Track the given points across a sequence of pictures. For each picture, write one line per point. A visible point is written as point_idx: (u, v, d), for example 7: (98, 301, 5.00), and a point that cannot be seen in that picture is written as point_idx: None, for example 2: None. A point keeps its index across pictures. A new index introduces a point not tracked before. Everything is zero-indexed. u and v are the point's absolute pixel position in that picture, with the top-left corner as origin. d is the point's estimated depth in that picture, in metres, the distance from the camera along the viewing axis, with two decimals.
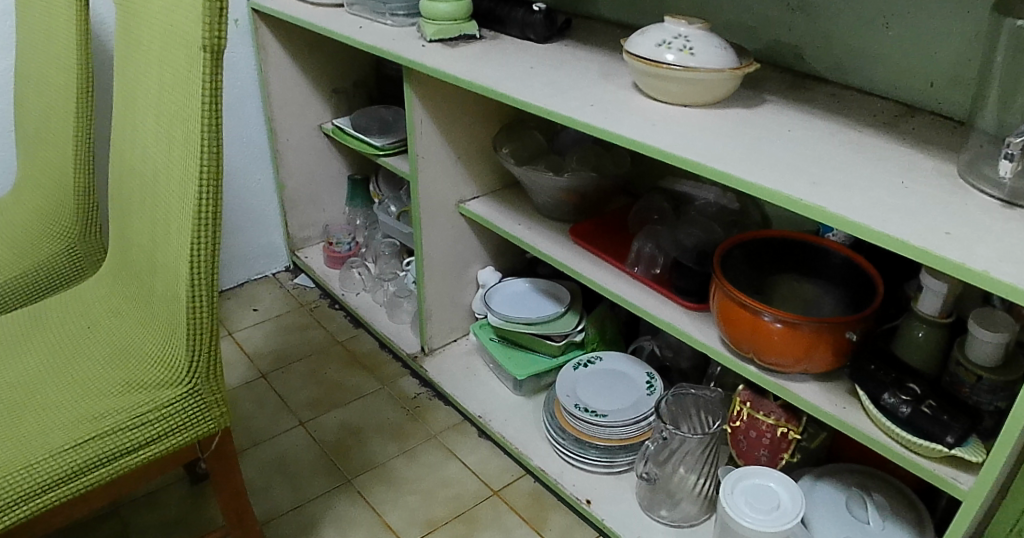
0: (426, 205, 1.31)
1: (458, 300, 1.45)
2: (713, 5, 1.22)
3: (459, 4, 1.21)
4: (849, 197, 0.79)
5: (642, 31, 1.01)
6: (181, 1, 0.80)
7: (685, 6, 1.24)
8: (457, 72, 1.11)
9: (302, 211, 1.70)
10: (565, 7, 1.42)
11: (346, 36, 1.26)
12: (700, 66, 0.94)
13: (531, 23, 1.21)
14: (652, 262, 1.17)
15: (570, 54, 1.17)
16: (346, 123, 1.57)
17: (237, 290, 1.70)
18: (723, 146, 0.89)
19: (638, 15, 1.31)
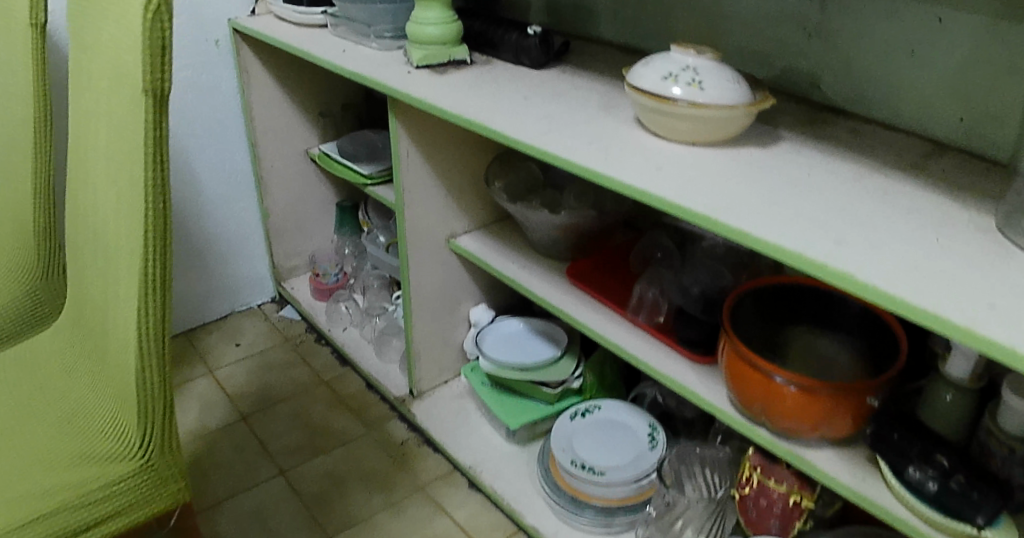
0: (412, 241, 1.22)
1: (449, 340, 1.36)
2: (721, 29, 1.12)
3: (449, 27, 1.12)
4: (875, 258, 0.70)
5: (646, 61, 0.91)
6: (124, 35, 0.72)
7: (692, 29, 1.15)
8: (443, 103, 1.02)
9: (288, 239, 1.61)
10: (562, 27, 1.32)
11: (328, 62, 1.17)
12: (710, 102, 0.84)
13: (525, 47, 1.11)
14: (655, 308, 1.08)
15: (567, 80, 1.07)
16: (333, 149, 1.48)
17: (220, 323, 1.62)
18: (735, 193, 0.80)
19: (641, 36, 1.21)
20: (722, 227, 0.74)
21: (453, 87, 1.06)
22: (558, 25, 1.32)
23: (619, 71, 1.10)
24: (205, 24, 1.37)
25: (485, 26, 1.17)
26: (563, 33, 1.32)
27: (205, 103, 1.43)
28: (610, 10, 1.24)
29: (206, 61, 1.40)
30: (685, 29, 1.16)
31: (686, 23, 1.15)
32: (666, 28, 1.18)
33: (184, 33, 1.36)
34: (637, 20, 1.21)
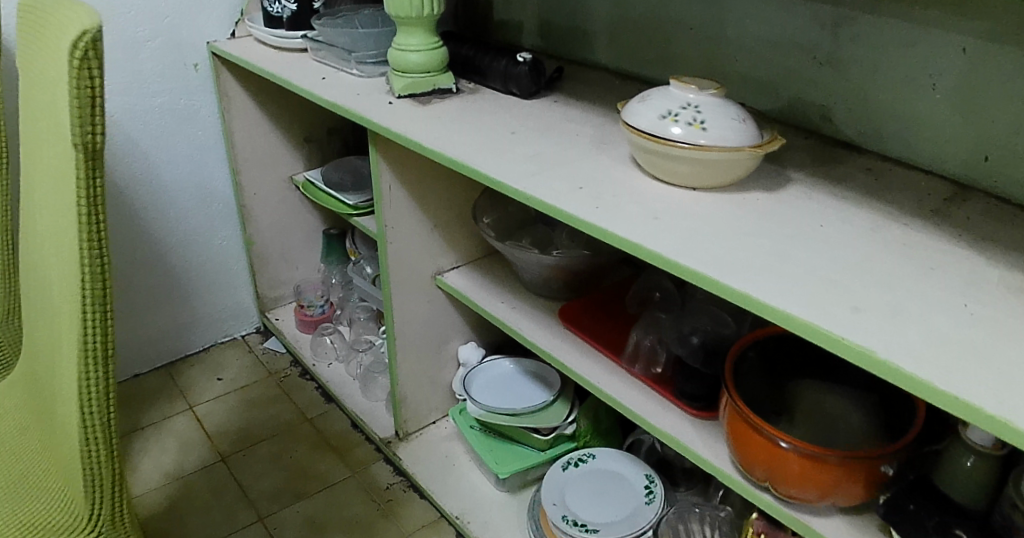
0: (396, 278, 1.15)
1: (436, 379, 1.30)
2: (723, 56, 1.05)
3: (432, 54, 1.04)
4: (893, 328, 0.62)
5: (643, 96, 0.83)
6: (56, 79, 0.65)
7: (692, 56, 1.08)
8: (423, 138, 0.94)
9: (272, 268, 1.55)
10: (555, 51, 1.24)
11: (306, 91, 1.10)
12: (717, 144, 0.76)
13: (514, 75, 1.02)
14: (652, 358, 1.01)
15: (556, 110, 1.00)
16: (317, 176, 1.42)
17: (201, 356, 1.56)
18: (736, 248, 0.72)
19: (638, 61, 1.14)
20: (723, 290, 0.67)
21: (435, 120, 0.99)
22: (549, 48, 1.24)
23: (615, 100, 1.03)
24: (183, 48, 1.32)
25: (473, 53, 1.09)
26: (555, 57, 1.24)
27: (183, 130, 1.38)
28: (605, 34, 1.16)
29: (185, 86, 1.34)
30: (685, 54, 1.08)
31: (686, 49, 1.08)
32: (664, 54, 1.10)
33: (161, 58, 1.30)
34: (634, 44, 1.13)
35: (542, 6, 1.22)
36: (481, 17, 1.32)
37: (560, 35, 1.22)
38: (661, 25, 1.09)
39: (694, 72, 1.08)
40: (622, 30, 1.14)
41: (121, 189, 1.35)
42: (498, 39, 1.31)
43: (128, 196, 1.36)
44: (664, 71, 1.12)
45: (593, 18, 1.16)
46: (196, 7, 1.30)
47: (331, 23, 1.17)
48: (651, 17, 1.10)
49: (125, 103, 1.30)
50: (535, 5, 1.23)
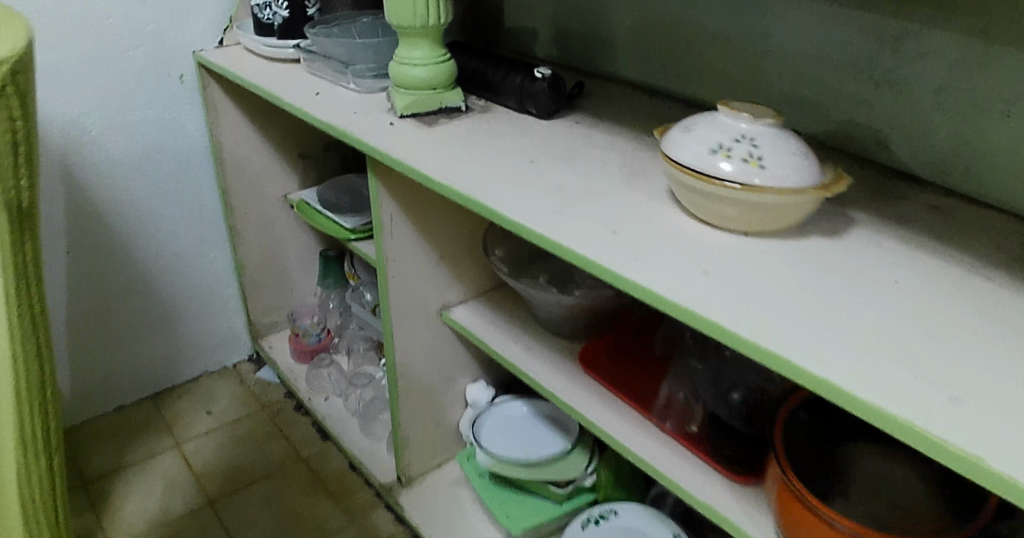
0: (397, 315, 1.05)
1: (441, 420, 1.19)
2: (763, 73, 0.93)
3: (439, 68, 0.92)
4: (1004, 422, 0.50)
5: (685, 123, 0.71)
6: None
7: (728, 72, 0.96)
8: (428, 164, 0.83)
9: (266, 293, 1.44)
10: (572, 63, 1.12)
11: (297, 108, 0.98)
12: (777, 185, 0.64)
13: (531, 93, 0.91)
14: (687, 414, 0.90)
15: (577, 133, 0.88)
16: (313, 196, 1.31)
17: (190, 387, 1.46)
18: (796, 311, 0.60)
19: (667, 76, 1.02)
20: (772, 358, 0.56)
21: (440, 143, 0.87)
22: (566, 59, 1.12)
23: (643, 122, 0.91)
24: (166, 57, 1.21)
25: (484, 67, 0.97)
26: (572, 69, 1.12)
27: (168, 147, 1.27)
28: (629, 45, 1.04)
29: (169, 98, 1.24)
30: (720, 70, 0.97)
31: (721, 64, 0.96)
32: (697, 68, 0.99)
33: (142, 69, 1.20)
34: (662, 56, 1.01)
35: (559, 14, 1.10)
36: (491, 24, 1.20)
37: (577, 44, 1.10)
38: (693, 36, 0.97)
39: (731, 90, 0.96)
40: (650, 41, 1.02)
41: (101, 209, 1.25)
42: (509, 47, 1.19)
43: (109, 217, 1.27)
44: (695, 88, 1.00)
45: (616, 27, 1.05)
46: (180, 12, 1.19)
47: (327, 31, 1.06)
48: (683, 28, 0.98)
49: (103, 118, 1.19)
50: (551, 11, 1.11)
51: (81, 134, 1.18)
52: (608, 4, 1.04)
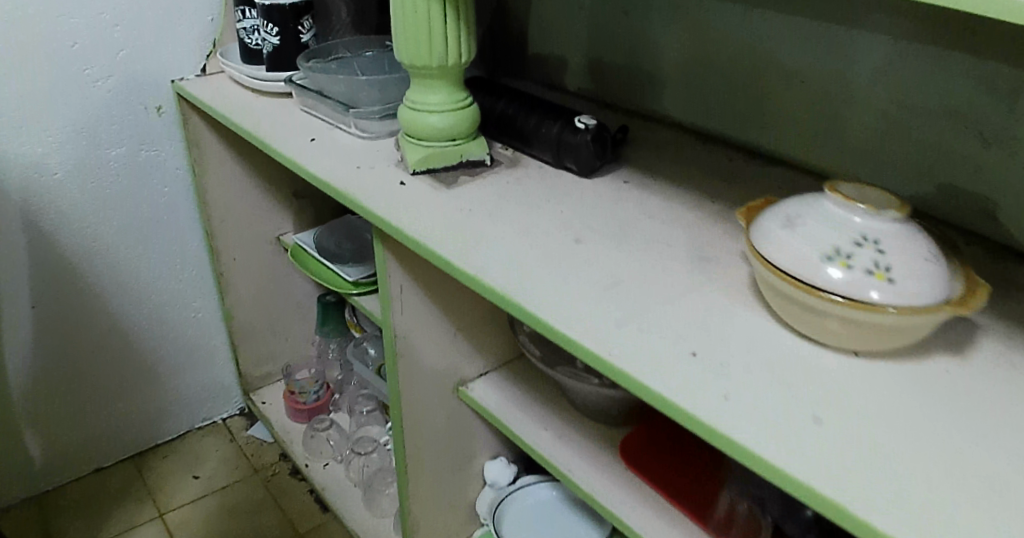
0: (407, 395, 0.91)
1: (456, 501, 1.05)
2: (841, 123, 0.78)
3: (459, 115, 0.77)
4: None
5: (779, 208, 0.56)
6: None
7: (799, 119, 0.81)
8: (441, 238, 0.67)
9: (258, 343, 1.30)
10: (610, 98, 0.97)
11: (289, 160, 0.82)
12: (908, 307, 0.49)
13: (572, 146, 0.75)
14: (753, 528, 0.76)
15: (623, 197, 0.73)
16: (309, 241, 1.16)
17: (176, 445, 1.33)
18: (936, 476, 0.45)
19: (723, 116, 0.87)
20: None
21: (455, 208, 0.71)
22: (603, 93, 0.97)
23: (702, 183, 0.76)
24: (141, 88, 1.07)
25: (515, 109, 0.82)
26: (611, 106, 0.96)
27: (146, 186, 1.14)
28: (679, 81, 0.89)
29: (145, 133, 1.10)
30: (789, 115, 0.82)
31: (791, 109, 0.82)
32: (760, 112, 0.84)
33: (114, 102, 1.06)
34: (719, 96, 0.87)
35: (593, 42, 0.95)
36: (513, 51, 1.05)
37: (616, 76, 0.95)
38: (756, 74, 0.83)
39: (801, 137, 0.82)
40: (704, 78, 0.87)
41: (69, 259, 1.11)
42: (535, 78, 1.04)
43: (79, 266, 1.13)
44: (758, 134, 0.85)
45: (663, 61, 0.90)
46: (156, 38, 1.05)
47: (328, 67, 0.91)
48: (745, 65, 0.83)
49: (70, 159, 1.05)
50: (586, 38, 0.96)
51: (45, 177, 1.05)
52: (653, 34, 0.89)
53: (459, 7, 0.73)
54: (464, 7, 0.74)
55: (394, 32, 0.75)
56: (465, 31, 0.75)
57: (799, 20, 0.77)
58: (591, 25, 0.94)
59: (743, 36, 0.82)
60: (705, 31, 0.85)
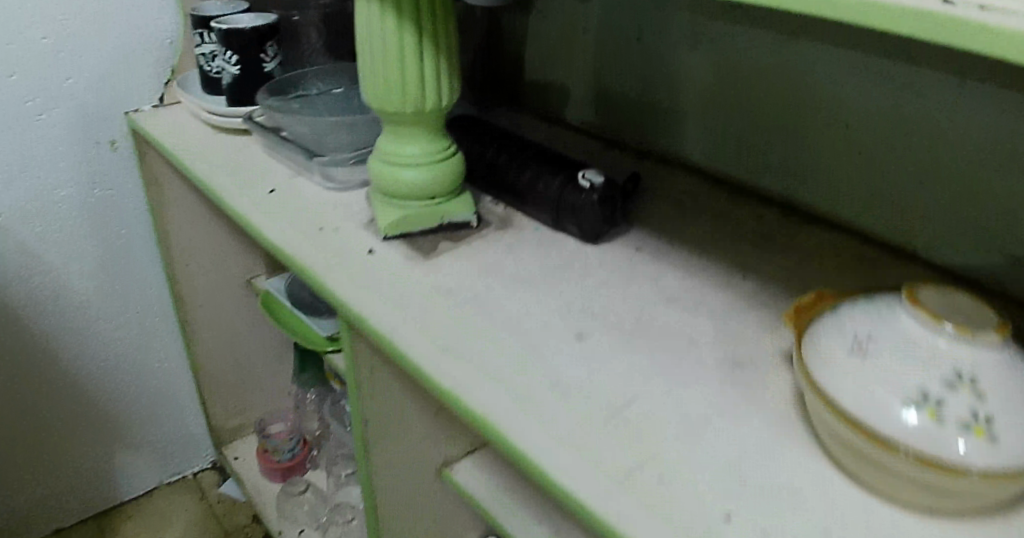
0: (382, 482, 0.79)
1: None
2: (891, 182, 0.63)
3: (441, 171, 0.65)
4: None
5: (841, 323, 0.43)
6: None
7: (839, 171, 0.66)
8: (412, 332, 0.55)
9: (229, 393, 1.19)
10: (618, 135, 0.83)
11: (244, 219, 0.71)
12: (1008, 475, 0.37)
13: (575, 207, 0.62)
14: None
15: (633, 274, 0.61)
16: (282, 286, 1.05)
17: (141, 503, 1.22)
18: None
19: (748, 163, 0.73)
20: None
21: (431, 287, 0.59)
22: (609, 129, 0.84)
23: (729, 252, 0.64)
24: (92, 120, 0.96)
25: (507, 158, 0.69)
26: (618, 144, 0.83)
27: (100, 228, 1.02)
28: (696, 118, 0.75)
29: (98, 170, 0.99)
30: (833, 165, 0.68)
31: (829, 158, 0.67)
32: (792, 161, 0.70)
33: (61, 137, 0.94)
34: (743, 139, 0.72)
35: (599, 71, 0.82)
36: (507, 76, 0.92)
37: (625, 110, 0.81)
38: (788, 116, 0.68)
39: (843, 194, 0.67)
40: (726, 116, 0.73)
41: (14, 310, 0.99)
42: (531, 109, 0.90)
43: (26, 317, 1.01)
44: (789, 186, 0.71)
45: (678, 94, 0.76)
46: (106, 66, 0.94)
47: (286, 106, 0.78)
48: (775, 104, 0.68)
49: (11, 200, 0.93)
50: (590, 65, 0.82)
51: None
52: (668, 63, 0.75)
53: (438, 42, 0.61)
54: (445, 41, 0.62)
55: (360, 70, 0.63)
56: (446, 70, 0.62)
57: (841, 53, 0.62)
58: (598, 50, 0.81)
59: (773, 69, 0.67)
60: (728, 61, 0.70)
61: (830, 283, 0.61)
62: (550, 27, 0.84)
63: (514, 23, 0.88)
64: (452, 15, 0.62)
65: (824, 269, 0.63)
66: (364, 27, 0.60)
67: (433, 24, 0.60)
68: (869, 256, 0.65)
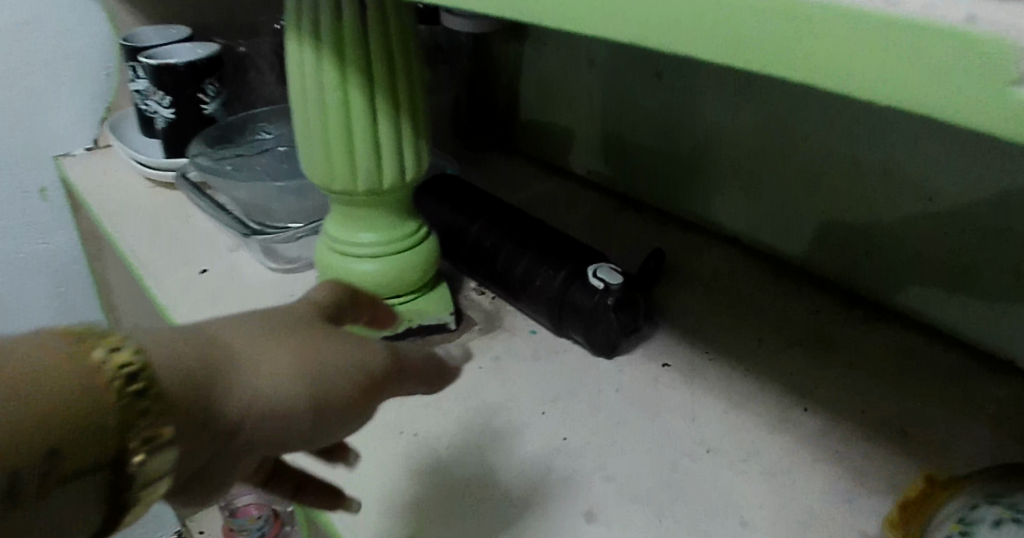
0: None
1: None
2: (985, 274, 0.48)
3: (403, 263, 0.50)
4: None
5: None
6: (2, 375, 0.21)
7: (915, 255, 0.51)
8: (357, 499, 0.40)
9: None
10: (635, 192, 0.68)
11: (166, 313, 0.56)
12: None
13: (583, 313, 0.47)
14: None
15: (655, 405, 0.46)
16: None
17: None
18: None
19: (793, 236, 0.58)
20: None
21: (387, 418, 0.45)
22: (625, 184, 0.69)
23: (779, 369, 0.49)
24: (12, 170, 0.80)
25: (495, 241, 0.54)
26: (636, 204, 0.68)
27: (61, 293, 0.87)
28: (728, 177, 0.60)
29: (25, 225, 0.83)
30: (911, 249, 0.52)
31: (901, 239, 0.52)
32: (850, 238, 0.54)
33: None
34: (788, 206, 0.57)
35: (611, 112, 0.67)
36: (500, 112, 0.76)
37: (642, 162, 0.66)
38: (846, 183, 0.53)
39: (927, 285, 0.52)
40: (766, 177, 0.58)
41: None
42: (528, 155, 0.76)
43: None
44: (845, 267, 0.56)
45: (707, 147, 0.61)
46: (29, 105, 0.78)
47: (218, 168, 0.63)
48: (829, 167, 0.53)
49: None
50: (600, 104, 0.67)
51: None
52: (695, 108, 0.60)
53: (398, 98, 0.46)
54: (408, 97, 0.47)
55: (296, 133, 0.48)
56: (411, 133, 0.48)
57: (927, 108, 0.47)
58: (609, 89, 0.66)
59: (827, 124, 0.52)
60: (769, 108, 0.55)
61: (909, 417, 0.46)
62: (552, 57, 0.69)
63: (507, 51, 0.73)
64: (419, 61, 0.47)
65: (895, 395, 0.48)
66: (297, 79, 0.46)
67: (389, 74, 0.45)
68: (967, 375, 0.49)
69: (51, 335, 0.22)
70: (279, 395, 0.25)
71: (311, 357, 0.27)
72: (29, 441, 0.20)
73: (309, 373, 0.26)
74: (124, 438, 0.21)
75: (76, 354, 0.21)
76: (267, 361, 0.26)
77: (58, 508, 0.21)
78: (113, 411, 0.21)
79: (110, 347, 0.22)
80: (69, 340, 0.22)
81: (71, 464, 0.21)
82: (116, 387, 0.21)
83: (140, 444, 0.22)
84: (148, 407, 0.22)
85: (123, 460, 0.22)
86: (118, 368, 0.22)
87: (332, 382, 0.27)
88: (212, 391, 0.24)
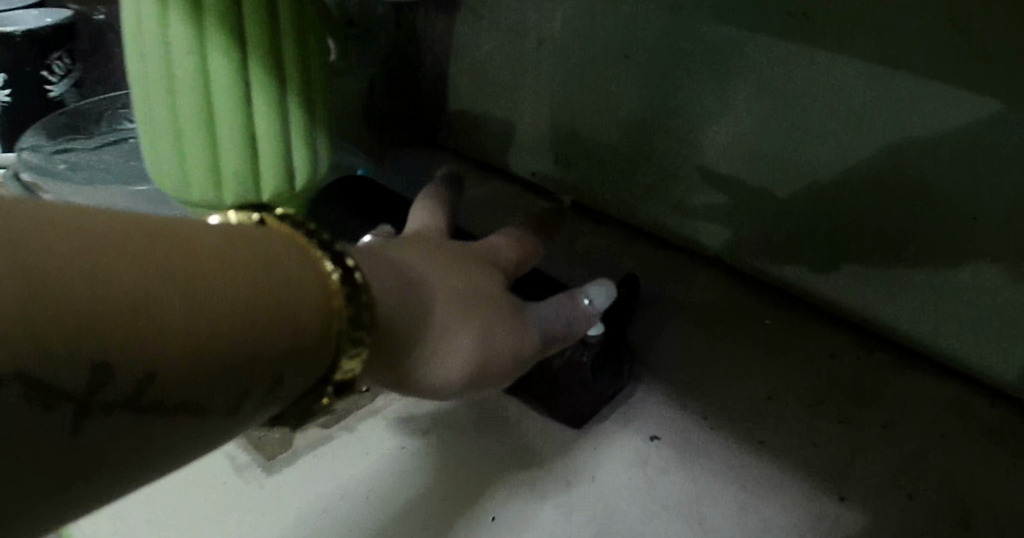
0: None
1: None
2: None
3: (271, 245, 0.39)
4: None
5: None
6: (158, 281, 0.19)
7: (975, 305, 0.37)
8: None
9: None
10: (582, 199, 0.52)
11: None
12: None
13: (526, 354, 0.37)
14: None
15: (642, 510, 0.33)
16: None
17: None
18: None
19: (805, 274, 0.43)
20: None
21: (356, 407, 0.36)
22: (569, 189, 0.52)
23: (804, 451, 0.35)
24: None
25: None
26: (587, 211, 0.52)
27: None
28: (716, 196, 0.45)
29: None
30: (970, 293, 0.37)
31: (957, 284, 0.37)
32: (884, 280, 0.39)
33: None
34: (790, 233, 0.42)
35: (555, 103, 0.50)
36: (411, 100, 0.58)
37: (599, 172, 0.50)
38: (890, 210, 0.38)
39: (995, 342, 0.37)
40: (762, 195, 0.43)
41: None
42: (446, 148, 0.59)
43: None
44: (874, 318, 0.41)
45: (690, 158, 0.45)
46: None
47: (48, 166, 0.49)
48: (868, 188, 0.38)
49: None
50: (540, 94, 0.50)
51: None
52: (674, 107, 0.44)
53: (282, 89, 0.35)
54: (297, 75, 0.35)
55: (139, 132, 0.36)
56: (302, 135, 0.36)
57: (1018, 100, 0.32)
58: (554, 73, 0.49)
59: (868, 133, 0.37)
60: (780, 110, 0.40)
61: (969, 494, 0.33)
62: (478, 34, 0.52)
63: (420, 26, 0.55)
64: (317, 37, 0.36)
65: (948, 452, 0.36)
66: (132, 25, 0.33)
67: (269, 56, 0.34)
68: None
69: (255, 236, 0.22)
70: (461, 354, 0.27)
71: (486, 334, 0.28)
72: (271, 350, 0.21)
73: (486, 343, 0.28)
74: (337, 350, 0.23)
75: (309, 268, 0.23)
76: (458, 320, 0.27)
77: (274, 407, 0.23)
78: (339, 326, 0.23)
79: (342, 269, 0.23)
80: (305, 253, 0.23)
81: (290, 377, 0.22)
82: (339, 306, 0.23)
83: (342, 373, 0.24)
84: (358, 337, 0.23)
85: (327, 378, 0.23)
86: (348, 294, 0.23)
87: (499, 356, 0.28)
88: (406, 336, 0.26)
